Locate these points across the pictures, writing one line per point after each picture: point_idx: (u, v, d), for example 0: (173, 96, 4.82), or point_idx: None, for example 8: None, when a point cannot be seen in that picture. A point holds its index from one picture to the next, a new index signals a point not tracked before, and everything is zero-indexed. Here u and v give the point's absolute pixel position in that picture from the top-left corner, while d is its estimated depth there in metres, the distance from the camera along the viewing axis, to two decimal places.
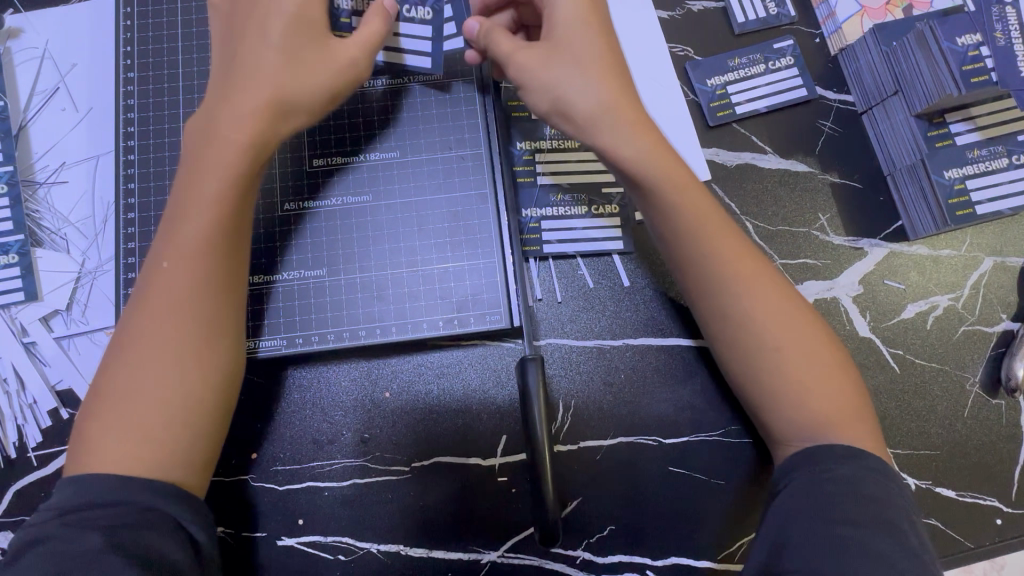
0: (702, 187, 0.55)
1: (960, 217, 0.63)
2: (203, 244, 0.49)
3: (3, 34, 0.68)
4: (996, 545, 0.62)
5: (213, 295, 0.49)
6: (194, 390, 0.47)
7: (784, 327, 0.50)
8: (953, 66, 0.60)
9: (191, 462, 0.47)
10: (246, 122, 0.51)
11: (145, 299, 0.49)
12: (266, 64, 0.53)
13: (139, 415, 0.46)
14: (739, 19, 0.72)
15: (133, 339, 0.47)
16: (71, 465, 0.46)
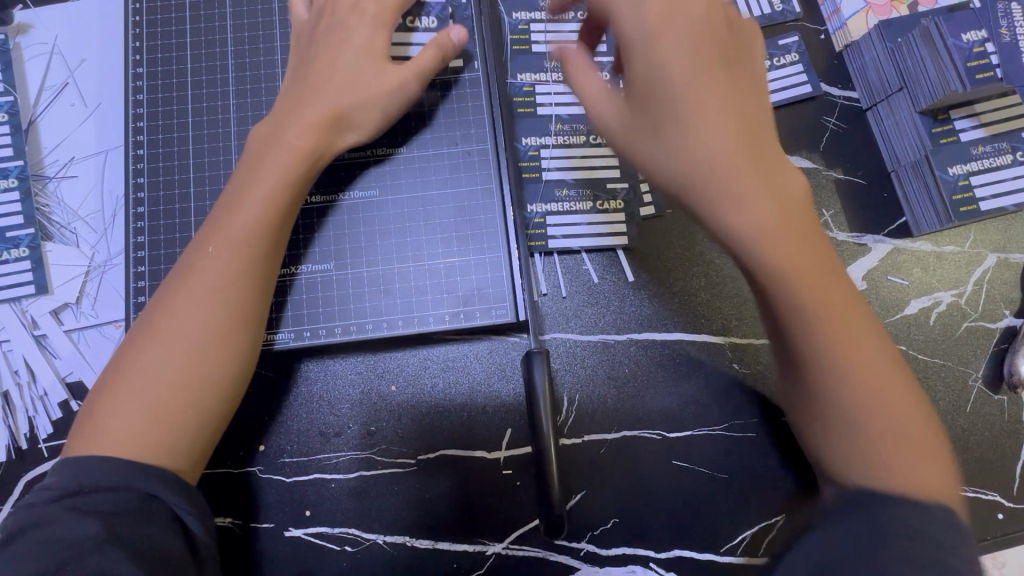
0: (814, 236, 0.47)
1: (964, 213, 0.63)
2: (249, 238, 0.52)
3: (13, 29, 0.69)
4: (997, 539, 0.62)
5: (255, 291, 0.52)
6: (211, 379, 0.49)
7: (884, 399, 0.44)
8: (959, 62, 0.60)
9: (188, 449, 0.48)
10: (307, 132, 0.56)
11: (184, 279, 0.51)
12: (334, 81, 0.57)
13: (158, 394, 0.48)
14: (744, 15, 0.72)
15: (169, 318, 0.50)
16: (76, 441, 0.47)
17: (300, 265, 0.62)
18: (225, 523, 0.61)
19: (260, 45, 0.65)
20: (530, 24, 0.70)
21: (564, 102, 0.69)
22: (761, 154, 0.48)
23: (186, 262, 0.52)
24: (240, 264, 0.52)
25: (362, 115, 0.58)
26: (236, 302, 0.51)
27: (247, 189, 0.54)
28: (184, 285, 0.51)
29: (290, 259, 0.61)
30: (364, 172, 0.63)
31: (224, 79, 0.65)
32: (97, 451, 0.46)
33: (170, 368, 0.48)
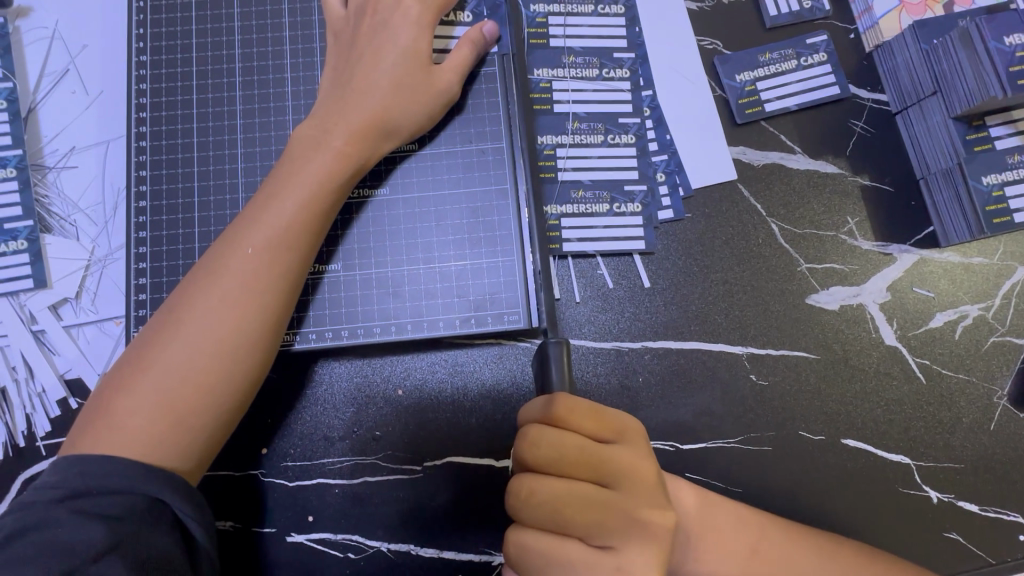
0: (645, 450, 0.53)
1: (998, 225, 0.61)
2: (284, 241, 0.51)
3: (13, 13, 0.67)
4: (1019, 562, 0.60)
5: (286, 296, 0.51)
6: (231, 382, 0.48)
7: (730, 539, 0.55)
8: (1000, 66, 0.57)
9: (198, 452, 0.47)
10: (351, 134, 0.54)
11: (213, 276, 0.49)
12: (379, 83, 0.56)
13: (173, 395, 0.46)
14: (771, 12, 0.70)
15: (194, 316, 0.48)
16: (86, 436, 0.45)
17: (323, 265, 0.60)
18: (226, 526, 0.59)
19: (267, 34, 0.63)
20: (548, 17, 0.67)
21: (582, 99, 0.66)
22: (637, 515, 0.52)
23: (216, 256, 0.50)
24: (273, 267, 0.50)
25: (406, 119, 0.57)
26: (266, 307, 0.50)
27: (286, 187, 0.52)
28: (214, 280, 0.49)
29: (319, 257, 0.60)
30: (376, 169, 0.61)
31: (230, 68, 0.62)
32: (108, 448, 0.44)
33: (190, 368, 0.47)
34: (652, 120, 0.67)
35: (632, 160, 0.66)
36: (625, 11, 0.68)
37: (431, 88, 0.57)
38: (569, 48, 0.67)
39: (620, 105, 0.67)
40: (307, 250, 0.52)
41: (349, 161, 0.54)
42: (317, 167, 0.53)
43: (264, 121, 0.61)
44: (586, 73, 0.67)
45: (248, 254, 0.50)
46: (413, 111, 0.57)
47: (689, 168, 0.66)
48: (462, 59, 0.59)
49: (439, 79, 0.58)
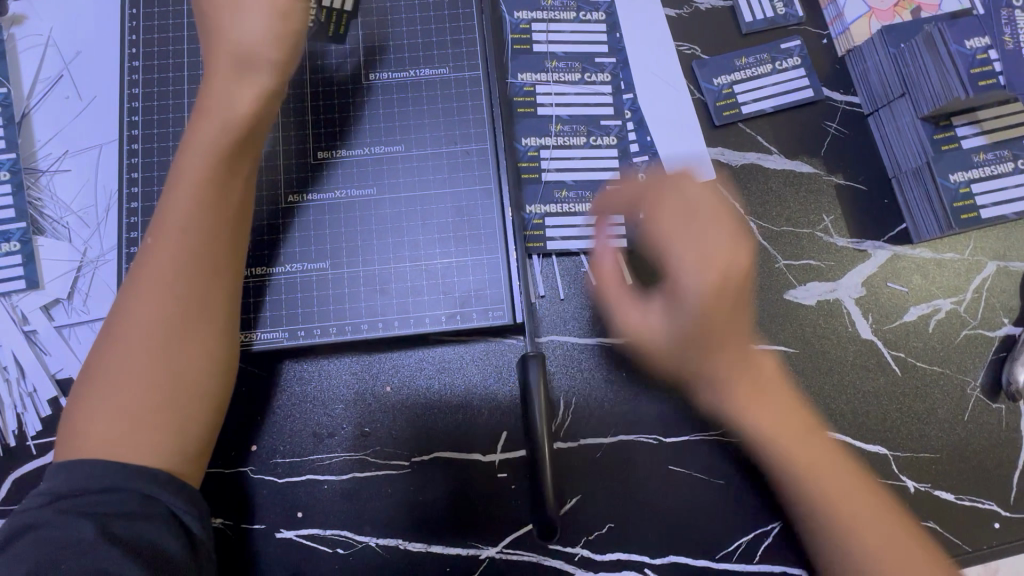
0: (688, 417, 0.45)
1: (965, 221, 0.63)
2: (212, 222, 0.52)
3: (8, 21, 0.68)
4: (994, 548, 0.62)
5: (220, 272, 0.51)
6: (184, 370, 0.48)
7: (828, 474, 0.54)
8: (961, 68, 0.60)
9: (176, 446, 0.46)
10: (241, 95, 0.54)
11: (140, 277, 0.50)
12: (241, 35, 0.54)
13: (129, 395, 0.46)
14: (746, 19, 0.72)
15: (129, 318, 0.49)
16: (63, 449, 0.46)
17: (270, 267, 0.62)
18: (216, 524, 0.60)
19: None
20: (531, 24, 0.69)
21: (565, 103, 0.68)
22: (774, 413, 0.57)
23: (143, 261, 0.51)
24: (197, 249, 0.51)
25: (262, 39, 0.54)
26: (197, 284, 0.50)
27: (196, 170, 0.52)
28: (143, 278, 0.50)
29: (261, 262, 0.62)
30: (303, 175, 0.63)
31: None
32: (83, 454, 0.44)
33: (143, 365, 0.47)
34: (633, 122, 0.69)
35: (614, 161, 0.68)
36: (606, 17, 0.71)
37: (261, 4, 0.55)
38: (552, 53, 0.69)
39: (602, 108, 0.69)
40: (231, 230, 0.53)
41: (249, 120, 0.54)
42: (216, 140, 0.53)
43: None
44: (569, 77, 0.69)
45: (173, 244, 0.51)
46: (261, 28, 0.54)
47: (671, 168, 0.68)
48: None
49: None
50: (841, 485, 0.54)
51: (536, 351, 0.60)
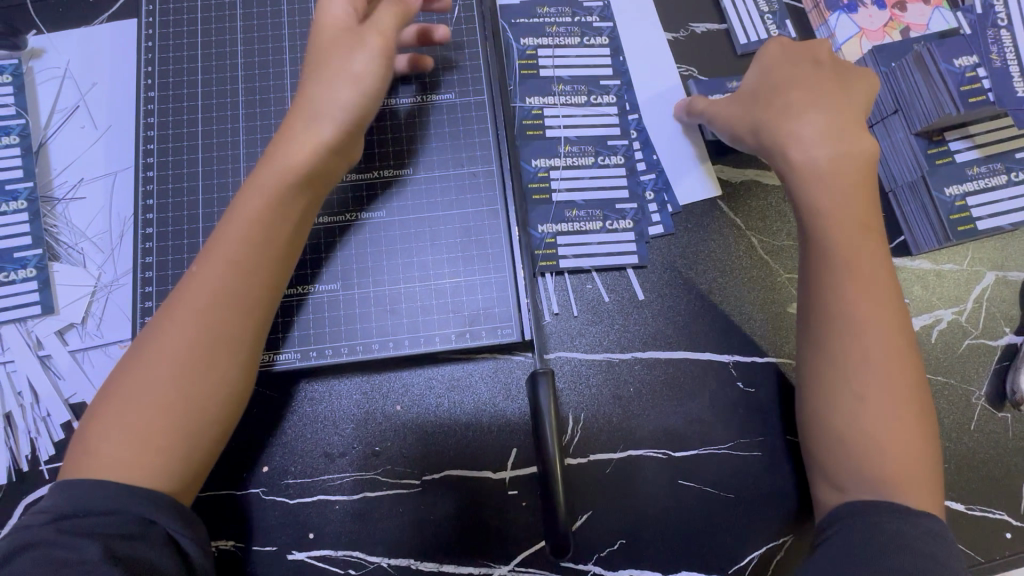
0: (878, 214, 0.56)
1: (964, 232, 0.64)
2: (245, 258, 0.51)
3: (27, 55, 0.71)
4: (1005, 558, 0.62)
5: (255, 310, 0.52)
6: (199, 401, 0.48)
7: (890, 384, 0.50)
8: (953, 86, 0.62)
9: (178, 470, 0.46)
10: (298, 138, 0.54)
11: (178, 301, 0.50)
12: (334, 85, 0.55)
13: (141, 422, 0.46)
14: (741, 40, 0.74)
15: (159, 341, 0.49)
16: (67, 468, 0.46)
17: (307, 285, 0.63)
18: (228, 546, 0.60)
19: (269, 69, 0.67)
20: (537, 50, 0.72)
21: (572, 125, 0.70)
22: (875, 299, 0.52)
23: (183, 284, 0.51)
24: (234, 284, 0.51)
25: (333, 102, 0.55)
26: (232, 322, 0.50)
27: (249, 208, 0.53)
28: (182, 301, 0.50)
29: (304, 281, 0.63)
30: (338, 199, 0.65)
31: (234, 102, 0.66)
32: (89, 473, 0.45)
33: (162, 392, 0.47)
34: (639, 142, 0.71)
35: (622, 179, 0.69)
36: (609, 42, 0.73)
37: (357, 68, 0.55)
38: (558, 77, 0.71)
39: (605, 129, 0.70)
40: (269, 269, 0.53)
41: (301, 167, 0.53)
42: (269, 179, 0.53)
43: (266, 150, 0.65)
44: (575, 99, 0.71)
45: (208, 274, 0.51)
46: (339, 89, 0.55)
47: (675, 186, 0.70)
48: (388, 16, 0.58)
49: (365, 48, 0.56)
50: (893, 408, 0.50)
51: (546, 368, 0.60)
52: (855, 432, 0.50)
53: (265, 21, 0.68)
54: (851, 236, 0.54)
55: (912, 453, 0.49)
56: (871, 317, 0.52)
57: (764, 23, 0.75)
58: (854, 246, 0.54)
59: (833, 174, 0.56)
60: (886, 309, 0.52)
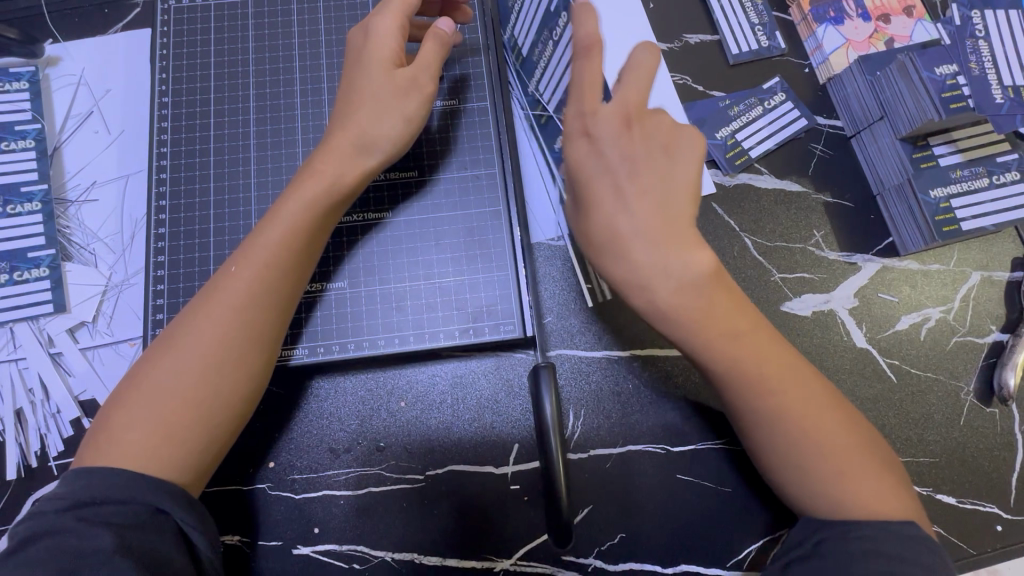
0: (764, 334, 0.55)
1: (948, 233, 0.66)
2: (274, 260, 0.53)
3: (44, 62, 0.73)
4: (996, 551, 0.63)
5: (279, 313, 0.53)
6: (223, 395, 0.50)
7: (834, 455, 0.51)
8: (934, 93, 0.64)
9: (191, 465, 0.48)
10: (334, 154, 0.57)
11: (209, 298, 0.52)
12: (379, 108, 0.58)
13: (163, 413, 0.48)
14: (733, 50, 0.77)
15: (187, 334, 0.50)
16: (85, 452, 0.47)
17: (319, 284, 0.65)
18: (234, 541, 0.61)
19: (280, 76, 0.69)
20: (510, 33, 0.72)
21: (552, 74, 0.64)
22: (786, 407, 0.52)
23: (215, 281, 0.53)
24: (262, 285, 0.52)
25: (383, 129, 0.58)
26: (258, 321, 0.52)
27: (290, 213, 0.55)
28: (211, 299, 0.52)
29: (315, 279, 0.65)
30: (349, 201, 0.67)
31: (245, 107, 0.68)
32: (108, 460, 0.46)
33: (184, 383, 0.49)
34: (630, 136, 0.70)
35: None
36: None
37: (410, 112, 0.59)
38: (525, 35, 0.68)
39: None
40: (299, 273, 0.55)
41: (333, 178, 0.56)
42: (303, 191, 0.55)
43: (276, 153, 0.67)
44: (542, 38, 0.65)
45: (240, 273, 0.53)
46: (390, 124, 0.59)
47: None
48: (431, 57, 0.61)
49: (420, 94, 0.60)
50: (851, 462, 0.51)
51: (548, 363, 0.62)
52: (833, 476, 0.51)
53: (275, 30, 0.70)
54: (733, 362, 0.53)
55: (881, 496, 0.50)
56: (790, 416, 0.52)
57: (755, 34, 0.78)
58: (760, 363, 0.53)
59: (701, 311, 0.53)
60: (803, 414, 0.52)
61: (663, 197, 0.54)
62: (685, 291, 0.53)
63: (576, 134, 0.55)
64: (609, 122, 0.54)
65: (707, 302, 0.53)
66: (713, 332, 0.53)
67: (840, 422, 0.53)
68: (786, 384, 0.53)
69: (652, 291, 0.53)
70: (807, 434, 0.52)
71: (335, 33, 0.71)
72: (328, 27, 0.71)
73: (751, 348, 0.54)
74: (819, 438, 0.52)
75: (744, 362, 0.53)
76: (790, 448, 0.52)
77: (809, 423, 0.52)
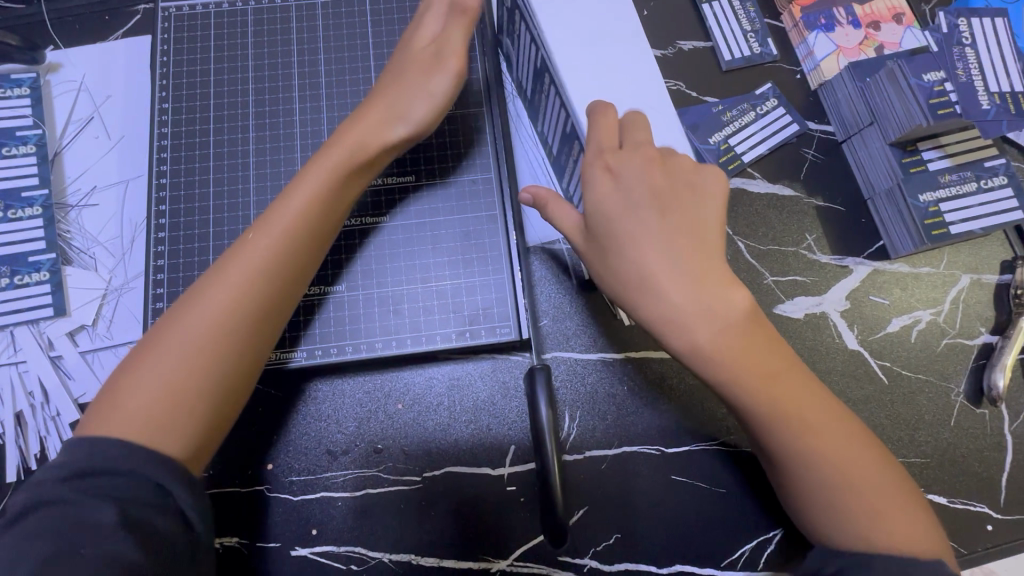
0: (792, 372, 0.53)
1: (937, 236, 0.67)
2: (291, 230, 0.54)
3: (45, 69, 0.74)
4: (987, 550, 0.64)
5: (291, 286, 0.54)
6: (227, 364, 0.50)
7: (860, 487, 0.51)
8: (921, 99, 0.66)
9: (193, 436, 0.48)
10: (356, 127, 0.58)
11: (226, 265, 0.53)
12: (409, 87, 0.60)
13: (172, 378, 0.48)
14: (726, 57, 0.78)
15: (202, 300, 0.51)
16: (95, 413, 0.48)
17: (317, 287, 0.65)
18: (232, 542, 0.62)
19: (279, 83, 0.70)
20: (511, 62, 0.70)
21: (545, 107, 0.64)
22: (817, 447, 0.51)
23: (234, 249, 0.54)
24: (277, 255, 0.53)
25: (411, 104, 0.59)
26: (271, 291, 0.53)
27: (306, 192, 0.55)
28: (229, 266, 0.52)
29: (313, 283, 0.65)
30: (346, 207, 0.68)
31: (245, 112, 0.69)
32: (116, 421, 0.46)
33: (196, 349, 0.49)
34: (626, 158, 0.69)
35: None
36: None
37: (435, 88, 0.60)
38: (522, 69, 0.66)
39: None
40: (313, 246, 0.56)
41: (352, 150, 0.57)
42: (322, 162, 0.56)
43: (275, 159, 0.68)
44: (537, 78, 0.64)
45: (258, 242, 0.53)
46: (417, 102, 0.60)
47: None
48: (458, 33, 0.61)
49: (447, 69, 0.60)
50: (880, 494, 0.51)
51: (544, 365, 0.63)
52: (860, 508, 0.51)
53: (275, 37, 0.71)
54: (769, 402, 0.51)
55: (905, 524, 0.51)
56: (823, 454, 0.51)
57: (748, 41, 0.79)
58: (792, 405, 0.52)
59: (738, 351, 0.51)
60: (835, 450, 0.52)
61: (691, 236, 0.53)
62: (720, 332, 0.51)
63: (597, 170, 0.54)
64: (634, 159, 0.54)
65: (741, 341, 0.51)
66: (751, 376, 0.51)
67: (867, 454, 0.53)
68: (816, 420, 0.52)
69: (687, 327, 0.51)
70: (838, 471, 0.51)
71: (333, 40, 0.71)
72: (327, 34, 0.72)
73: (783, 386, 0.52)
74: (850, 475, 0.51)
75: (778, 403, 0.51)
76: (823, 488, 0.51)
77: (840, 460, 0.52)
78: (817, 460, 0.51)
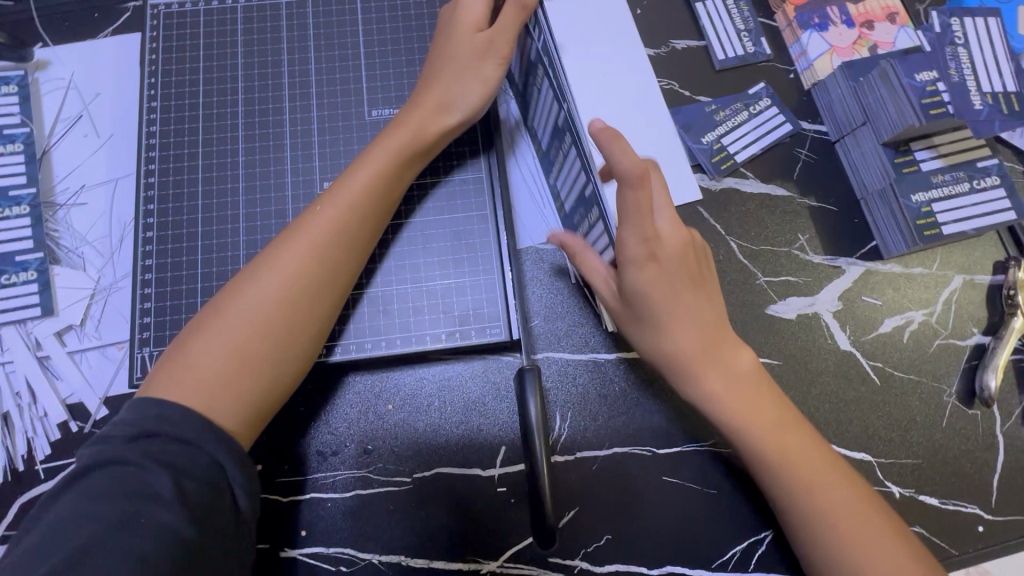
0: (806, 435, 0.59)
1: (930, 236, 0.67)
2: (354, 208, 0.57)
3: (33, 67, 0.73)
4: (977, 551, 0.64)
5: (349, 269, 0.57)
6: (289, 337, 0.53)
7: (862, 537, 0.54)
8: (914, 99, 0.65)
9: (250, 405, 0.50)
10: (412, 113, 0.61)
11: (291, 236, 0.55)
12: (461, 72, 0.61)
13: (237, 344, 0.51)
14: (719, 56, 0.78)
15: (267, 270, 0.53)
16: (160, 376, 0.49)
17: None
18: None
19: (268, 81, 0.69)
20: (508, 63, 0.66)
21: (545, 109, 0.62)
22: (825, 499, 0.56)
23: (299, 221, 0.57)
24: (340, 234, 0.56)
25: (465, 91, 0.61)
26: (333, 269, 0.56)
27: (360, 182, 0.58)
28: (293, 240, 0.55)
29: None
30: None
31: (234, 111, 0.68)
32: (180, 383, 0.48)
33: (262, 317, 0.52)
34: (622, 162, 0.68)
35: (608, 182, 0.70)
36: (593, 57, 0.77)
37: (487, 75, 0.60)
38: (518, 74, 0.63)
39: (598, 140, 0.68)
40: (371, 228, 0.59)
41: (408, 135, 0.60)
42: (382, 145, 0.60)
43: (264, 158, 0.67)
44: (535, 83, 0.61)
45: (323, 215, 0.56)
46: (471, 86, 0.61)
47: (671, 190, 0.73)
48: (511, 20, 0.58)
49: (498, 57, 0.60)
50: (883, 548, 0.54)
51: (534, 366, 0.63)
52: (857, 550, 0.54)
53: (264, 35, 0.71)
54: (779, 457, 0.57)
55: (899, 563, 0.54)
56: (831, 509, 0.55)
57: (741, 40, 0.79)
58: (802, 463, 0.57)
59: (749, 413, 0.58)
60: (845, 506, 0.55)
61: (714, 319, 0.60)
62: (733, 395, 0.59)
63: (642, 261, 0.54)
64: (673, 245, 0.56)
65: (754, 402, 0.59)
66: (764, 437, 0.58)
67: (873, 509, 0.56)
68: (824, 475, 0.57)
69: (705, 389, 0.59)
70: (844, 526, 0.55)
71: (323, 39, 0.71)
72: (317, 32, 0.71)
73: (797, 442, 0.58)
74: (855, 530, 0.55)
75: (790, 461, 0.57)
76: (825, 533, 0.55)
77: (847, 516, 0.55)
78: (822, 506, 0.55)
